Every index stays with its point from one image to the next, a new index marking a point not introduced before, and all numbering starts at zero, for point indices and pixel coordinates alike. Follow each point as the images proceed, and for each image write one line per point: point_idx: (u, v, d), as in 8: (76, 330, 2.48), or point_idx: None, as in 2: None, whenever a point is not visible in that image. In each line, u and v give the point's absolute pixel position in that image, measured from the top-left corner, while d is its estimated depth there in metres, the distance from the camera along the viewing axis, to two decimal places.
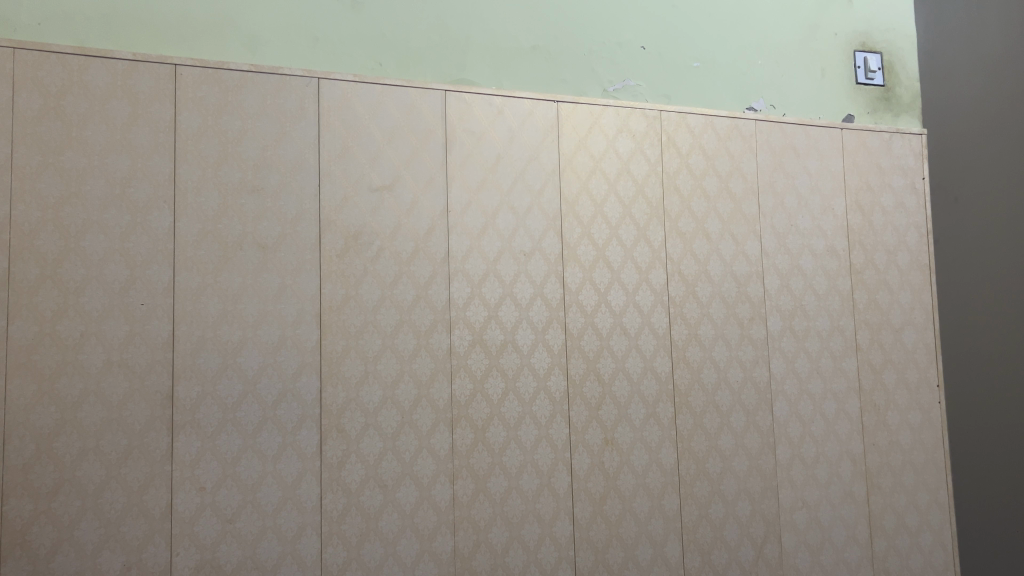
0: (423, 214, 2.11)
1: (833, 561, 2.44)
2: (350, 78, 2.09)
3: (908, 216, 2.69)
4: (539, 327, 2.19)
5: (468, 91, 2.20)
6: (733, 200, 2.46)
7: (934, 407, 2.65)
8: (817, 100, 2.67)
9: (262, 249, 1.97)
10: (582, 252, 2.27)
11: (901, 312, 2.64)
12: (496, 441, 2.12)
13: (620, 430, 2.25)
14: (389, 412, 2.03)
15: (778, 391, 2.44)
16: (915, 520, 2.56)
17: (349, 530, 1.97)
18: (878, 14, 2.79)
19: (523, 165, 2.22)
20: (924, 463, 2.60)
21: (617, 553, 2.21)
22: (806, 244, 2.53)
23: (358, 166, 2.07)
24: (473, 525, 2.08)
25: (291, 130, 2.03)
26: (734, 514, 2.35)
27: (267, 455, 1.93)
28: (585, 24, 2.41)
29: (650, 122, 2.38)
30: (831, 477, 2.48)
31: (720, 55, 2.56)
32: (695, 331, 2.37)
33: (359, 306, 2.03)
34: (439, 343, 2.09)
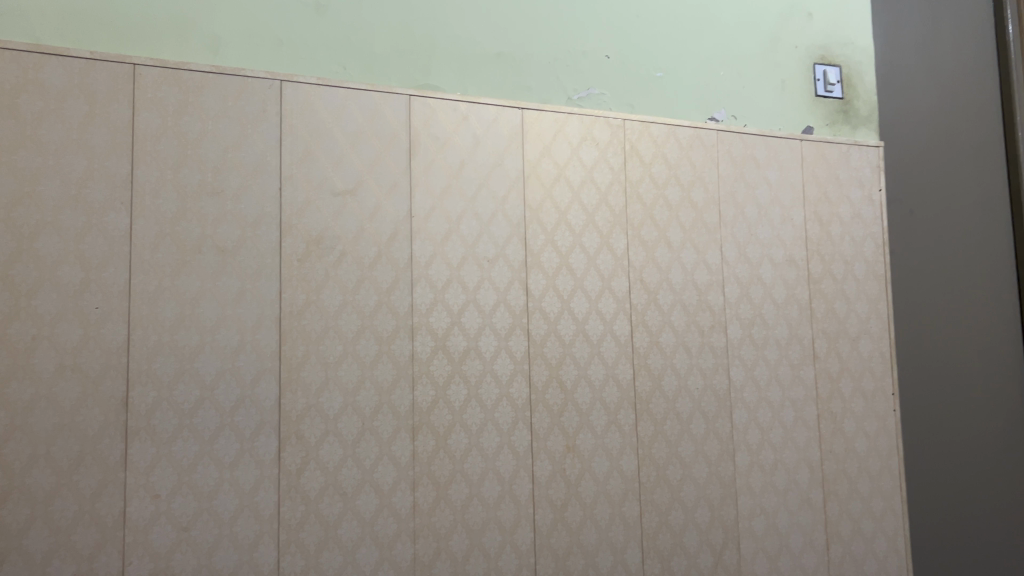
0: (386, 219, 2.10)
1: (791, 567, 2.47)
2: (314, 81, 2.07)
3: (865, 227, 2.74)
4: (502, 333, 2.19)
5: (434, 95, 2.19)
6: (695, 210, 2.48)
7: (889, 415, 2.69)
8: (777, 111, 2.70)
9: (221, 252, 1.94)
10: (545, 259, 2.27)
11: (858, 321, 2.69)
12: (458, 448, 2.11)
13: (581, 437, 2.25)
14: (350, 419, 2.01)
15: (737, 398, 2.47)
16: (870, 527, 2.60)
17: (307, 538, 1.94)
18: (839, 27, 2.84)
19: (488, 171, 2.22)
20: (879, 470, 2.65)
21: (577, 560, 2.21)
22: (764, 254, 2.57)
23: (321, 169, 2.05)
24: (433, 533, 2.06)
25: (252, 133, 2.00)
26: (694, 520, 2.36)
27: (224, 463, 1.90)
28: (551, 30, 2.42)
29: (614, 130, 2.40)
30: (789, 485, 2.50)
31: (683, 65, 2.58)
32: (656, 339, 2.38)
33: (320, 311, 2.01)
34: (402, 349, 2.08)
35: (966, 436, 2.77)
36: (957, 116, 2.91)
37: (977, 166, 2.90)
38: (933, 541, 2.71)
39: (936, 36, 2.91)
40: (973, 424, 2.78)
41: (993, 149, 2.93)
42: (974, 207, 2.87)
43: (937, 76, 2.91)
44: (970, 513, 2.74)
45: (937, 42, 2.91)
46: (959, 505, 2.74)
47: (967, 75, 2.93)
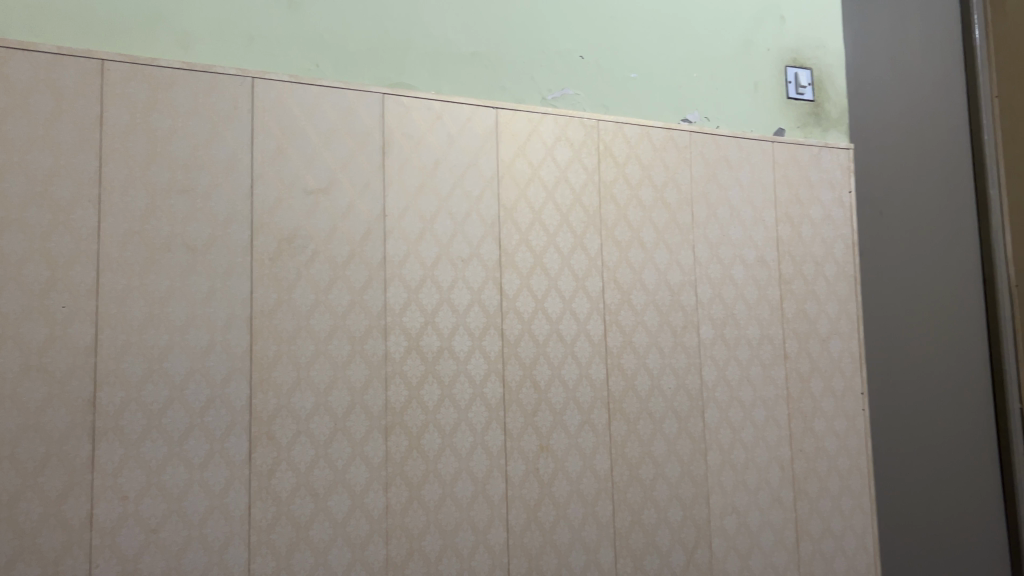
0: (360, 218, 2.09)
1: (762, 565, 2.49)
2: (286, 79, 2.05)
3: (835, 229, 2.77)
4: (476, 333, 2.19)
5: (408, 94, 2.18)
6: (668, 211, 2.49)
7: (859, 414, 2.72)
8: (749, 113, 2.72)
9: (191, 250, 1.92)
10: (520, 259, 2.27)
11: (828, 322, 2.71)
12: (432, 448, 2.10)
13: (554, 437, 2.25)
14: (322, 420, 2.00)
15: (709, 398, 2.48)
16: (840, 525, 2.63)
17: (279, 540, 1.93)
18: (811, 30, 2.86)
19: (462, 171, 2.22)
20: (848, 469, 2.67)
21: (550, 560, 2.21)
22: (736, 254, 2.58)
23: (293, 167, 2.03)
24: (406, 533, 2.05)
25: (223, 131, 1.98)
26: (667, 519, 2.37)
27: (194, 464, 1.87)
28: (527, 30, 2.41)
29: (588, 131, 2.40)
30: (760, 483, 2.52)
31: (656, 67, 2.59)
32: (629, 338, 2.39)
33: (291, 311, 1.99)
34: (375, 349, 2.07)
35: (928, 429, 2.90)
36: (927, 130, 3.04)
37: (944, 180, 3.04)
38: (901, 531, 2.81)
39: (905, 51, 3.04)
40: (935, 417, 2.92)
41: (959, 163, 3.07)
42: (941, 219, 3.01)
43: (909, 91, 3.03)
44: (931, 503, 2.87)
45: (908, 58, 3.04)
46: (922, 497, 2.85)
47: (936, 92, 3.07)
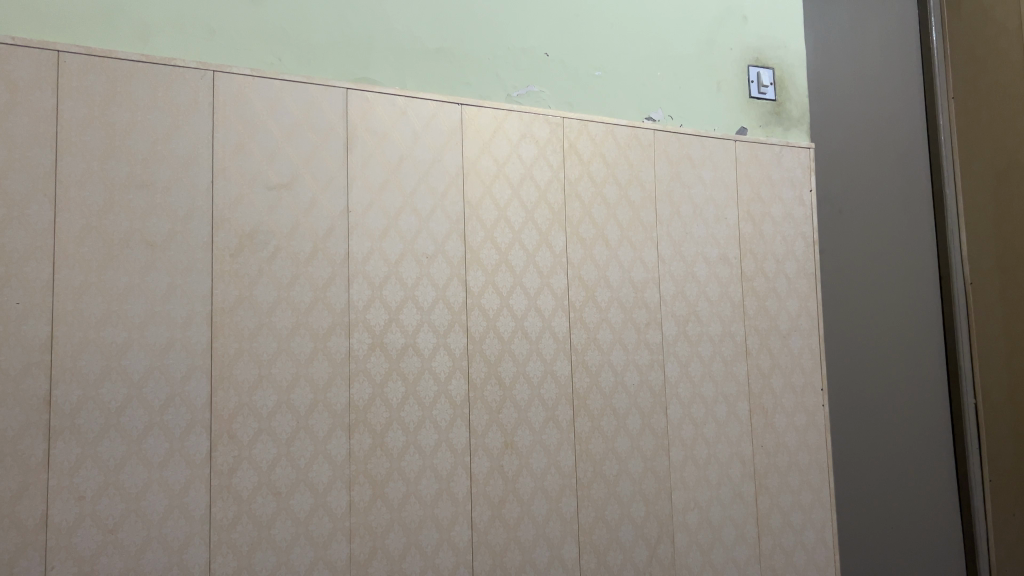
0: (323, 214, 2.07)
1: (723, 559, 2.52)
2: (247, 72, 2.02)
3: (796, 227, 2.81)
4: (440, 330, 2.18)
5: (372, 90, 2.16)
6: (632, 208, 2.51)
7: (818, 410, 2.76)
8: (712, 112, 2.74)
9: (150, 246, 1.89)
10: (485, 255, 2.26)
11: (788, 318, 2.75)
12: (395, 446, 2.09)
13: (519, 433, 2.25)
14: (284, 418, 1.98)
15: (672, 394, 2.50)
16: (800, 519, 2.67)
17: (240, 539, 1.90)
18: (773, 30, 2.89)
19: (427, 167, 2.21)
20: (808, 463, 2.71)
21: (514, 556, 2.21)
22: (699, 252, 2.61)
23: (254, 162, 2.01)
24: (369, 531, 2.04)
25: (183, 124, 1.95)
26: (630, 515, 2.39)
27: (153, 463, 1.84)
28: (492, 26, 2.41)
29: (553, 128, 2.41)
30: (721, 478, 2.55)
31: (621, 65, 2.61)
32: (594, 335, 2.40)
33: (253, 307, 1.97)
34: (338, 347, 2.05)
35: (882, 418, 3.04)
36: (888, 137, 3.16)
37: (903, 184, 3.17)
38: (853, 521, 2.95)
39: (865, 52, 3.15)
40: (888, 406, 3.05)
41: (918, 169, 3.20)
42: (901, 222, 3.14)
43: (870, 98, 3.14)
44: (883, 493, 3.00)
45: (870, 67, 3.14)
46: (875, 487, 2.99)
47: (895, 92, 3.19)
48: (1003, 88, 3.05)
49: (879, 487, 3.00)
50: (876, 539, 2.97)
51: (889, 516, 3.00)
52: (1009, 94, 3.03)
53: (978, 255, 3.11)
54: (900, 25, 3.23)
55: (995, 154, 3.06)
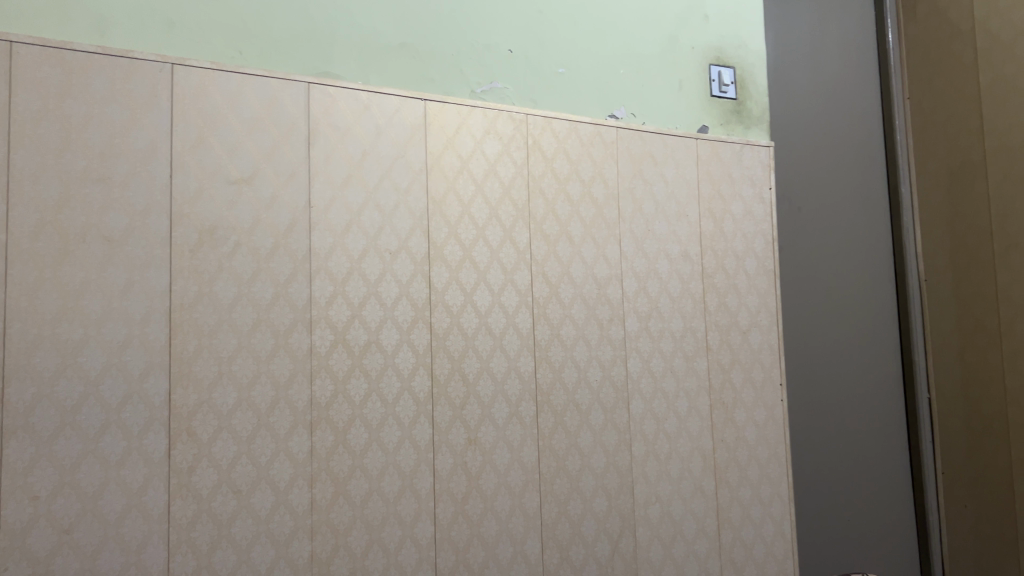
0: (284, 210, 2.05)
1: (684, 553, 2.55)
2: (207, 65, 2.00)
3: (756, 224, 2.84)
4: (404, 327, 2.17)
5: (335, 84, 2.15)
6: (595, 205, 2.52)
7: (777, 404, 2.80)
8: (674, 111, 2.77)
9: (107, 241, 1.85)
10: (449, 252, 2.26)
11: (748, 314, 2.78)
12: (358, 443, 2.08)
13: (482, 430, 2.25)
14: (244, 415, 1.96)
15: (634, 389, 2.52)
16: (759, 512, 2.71)
17: (200, 538, 1.88)
18: (734, 29, 2.92)
19: (390, 163, 2.20)
20: (767, 457, 2.75)
21: (477, 553, 2.21)
22: (661, 249, 2.63)
23: (214, 157, 1.98)
24: (332, 528, 2.03)
25: (142, 118, 1.92)
26: (593, 510, 2.41)
27: (110, 461, 1.81)
28: (456, 22, 2.40)
29: (517, 125, 2.41)
30: (682, 473, 2.58)
31: (584, 63, 2.62)
32: (557, 331, 2.41)
33: (213, 303, 1.95)
34: (300, 343, 2.03)
35: (838, 413, 3.10)
36: (846, 136, 3.22)
37: (861, 184, 3.23)
38: (810, 513, 3.00)
39: (823, 52, 3.20)
40: (845, 402, 3.11)
41: (875, 168, 3.27)
42: (858, 220, 3.21)
43: (829, 100, 3.19)
44: (839, 487, 3.07)
45: (829, 69, 3.19)
46: (831, 481, 3.05)
47: (852, 92, 3.25)
48: (955, 89, 3.12)
49: (836, 481, 3.06)
50: (832, 531, 3.04)
51: (845, 507, 3.07)
52: (961, 94, 3.11)
53: (932, 251, 3.19)
54: (858, 26, 3.28)
55: (948, 153, 3.14)
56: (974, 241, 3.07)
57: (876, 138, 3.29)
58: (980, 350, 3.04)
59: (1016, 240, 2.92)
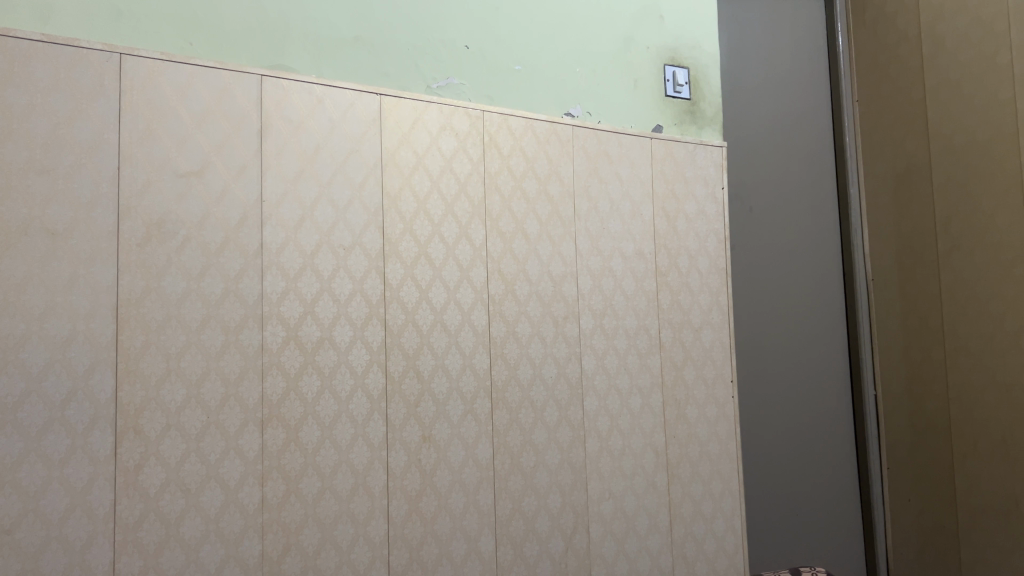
0: (234, 204, 2.01)
1: (637, 548, 2.57)
2: (156, 55, 1.96)
3: (708, 223, 2.88)
4: (358, 323, 2.15)
5: (288, 77, 2.12)
6: (551, 203, 2.53)
7: (729, 401, 2.84)
8: (629, 110, 2.78)
9: (50, 235, 1.81)
10: (403, 248, 2.25)
11: (700, 313, 2.82)
12: (310, 441, 2.06)
13: (437, 427, 2.25)
14: (193, 413, 1.92)
15: (588, 386, 2.54)
16: (711, 508, 2.74)
17: (147, 537, 1.85)
18: (689, 30, 2.95)
19: (344, 157, 2.17)
20: (718, 453, 2.79)
21: (430, 550, 2.21)
22: (616, 247, 2.65)
23: (163, 150, 1.94)
24: (283, 527, 2.00)
25: (87, 108, 1.87)
26: (546, 506, 2.41)
27: (53, 460, 1.77)
28: (411, 17, 2.39)
29: (472, 121, 2.41)
30: (635, 469, 2.60)
31: (540, 60, 2.62)
32: (512, 328, 2.41)
33: (161, 299, 1.91)
34: (250, 340, 2.01)
35: (787, 408, 3.17)
36: (796, 137, 3.31)
37: (809, 189, 3.32)
38: (758, 508, 3.07)
39: (774, 54, 3.29)
40: (794, 396, 3.19)
41: (823, 172, 3.37)
42: (807, 219, 3.30)
43: (778, 107, 3.27)
44: (787, 481, 3.14)
45: (779, 74, 3.28)
46: (779, 475, 3.12)
47: (802, 95, 3.34)
48: (903, 93, 3.19)
49: (783, 475, 3.13)
50: (778, 525, 3.10)
51: (792, 501, 3.14)
52: (909, 98, 3.18)
53: (879, 252, 3.28)
54: (805, 34, 3.37)
55: (895, 155, 3.22)
56: (919, 242, 3.14)
57: (824, 143, 3.38)
58: (924, 348, 3.11)
59: (957, 240, 2.98)
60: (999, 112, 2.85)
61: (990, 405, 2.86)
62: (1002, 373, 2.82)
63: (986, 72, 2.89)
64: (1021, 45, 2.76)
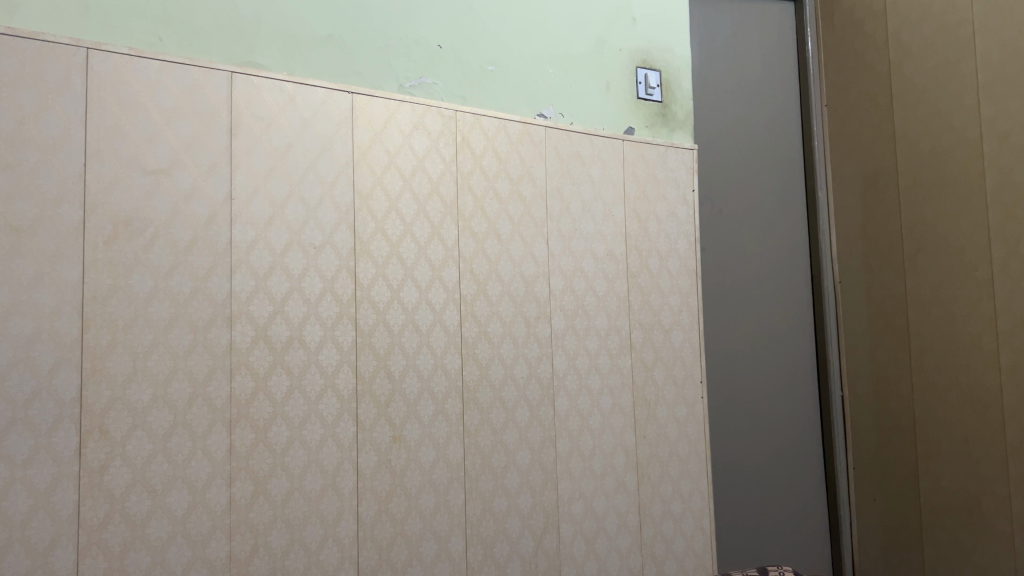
0: (204, 201, 1.99)
1: (606, 548, 2.58)
2: (124, 51, 1.93)
3: (678, 225, 2.90)
4: (328, 323, 2.14)
5: (258, 74, 2.10)
6: (523, 203, 2.53)
7: (698, 401, 2.86)
8: (601, 113, 2.80)
9: (14, 232, 1.78)
10: (375, 247, 2.24)
11: (670, 313, 2.84)
12: (279, 441, 2.04)
13: (407, 427, 2.24)
14: (160, 413, 1.90)
15: (559, 386, 2.54)
16: (680, 508, 2.76)
17: (112, 539, 1.82)
18: (661, 34, 2.97)
19: (315, 156, 2.16)
20: (688, 453, 2.81)
21: (400, 551, 2.20)
22: (587, 248, 2.66)
23: (131, 146, 1.92)
24: (251, 529, 1.98)
25: (54, 103, 1.84)
26: (517, 507, 2.42)
27: (16, 461, 1.74)
28: (384, 16, 2.38)
29: (445, 121, 2.40)
30: (605, 469, 2.61)
31: (513, 60, 2.62)
32: (484, 328, 2.41)
33: (127, 297, 1.88)
34: (219, 339, 1.99)
35: (755, 408, 3.21)
36: (766, 141, 3.35)
37: (778, 192, 3.36)
38: (726, 507, 3.10)
39: (744, 59, 3.34)
40: (762, 397, 3.23)
41: (792, 176, 3.41)
42: (776, 222, 3.34)
43: (747, 111, 3.32)
44: (755, 480, 3.18)
45: (749, 79, 3.33)
46: (747, 475, 3.16)
47: (772, 99, 3.39)
48: (870, 98, 3.24)
49: (751, 475, 3.17)
50: (745, 524, 3.14)
51: (760, 501, 3.18)
52: (875, 102, 3.22)
53: (847, 254, 3.33)
54: (775, 39, 3.42)
55: (863, 159, 3.27)
56: (885, 245, 3.19)
57: (793, 147, 3.43)
58: (890, 349, 3.16)
59: (923, 244, 3.03)
60: (963, 119, 2.90)
61: (953, 406, 2.91)
62: (965, 375, 2.87)
63: (951, 79, 2.94)
64: (986, 52, 2.82)
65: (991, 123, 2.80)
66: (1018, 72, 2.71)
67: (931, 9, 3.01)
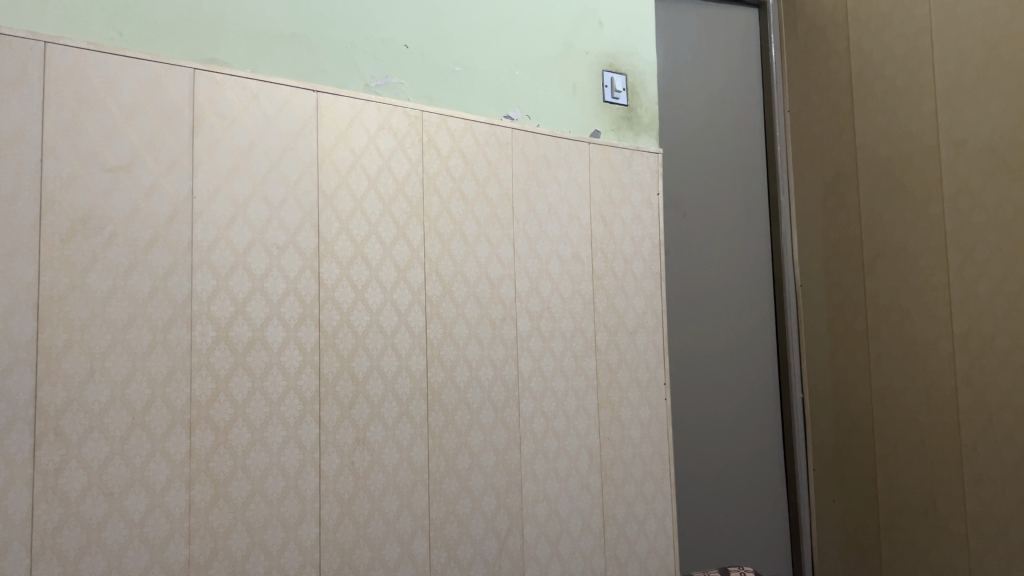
0: (164, 200, 1.96)
1: (570, 550, 2.59)
2: (84, 45, 1.89)
3: (643, 228, 2.92)
4: (291, 324, 2.12)
5: (221, 71, 2.07)
6: (490, 205, 2.53)
7: (661, 403, 2.89)
8: (567, 115, 2.81)
9: None
10: (339, 248, 2.22)
11: (635, 315, 2.85)
12: (240, 443, 2.02)
13: (371, 429, 2.23)
14: (118, 414, 1.87)
15: (524, 388, 2.55)
16: (643, 509, 2.78)
17: (66, 543, 1.78)
18: (627, 38, 2.99)
19: (279, 154, 2.14)
20: (651, 455, 2.83)
21: (363, 553, 2.18)
22: (553, 249, 2.67)
23: (90, 142, 1.88)
24: (210, 532, 1.95)
25: (9, 98, 1.80)
26: (480, 508, 2.41)
27: None
28: (350, 14, 2.36)
29: (411, 121, 2.39)
30: (569, 470, 2.62)
31: (480, 61, 2.62)
32: (449, 330, 2.40)
33: (84, 297, 1.85)
34: (178, 340, 1.95)
35: (718, 411, 3.24)
36: (730, 146, 3.39)
37: (742, 196, 3.40)
38: (688, 508, 3.12)
39: (709, 64, 3.37)
40: (725, 399, 3.26)
41: (755, 181, 3.45)
42: (739, 226, 3.38)
43: (711, 117, 3.35)
44: (717, 482, 3.21)
45: (713, 84, 3.37)
46: (709, 476, 3.19)
47: (736, 105, 3.43)
48: (832, 104, 3.29)
49: (713, 476, 3.20)
50: (707, 525, 3.16)
51: (722, 502, 3.21)
52: (837, 109, 3.27)
53: (808, 258, 3.38)
54: (738, 46, 3.47)
55: (824, 165, 3.32)
56: (845, 249, 3.24)
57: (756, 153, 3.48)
58: (849, 353, 3.21)
59: (882, 248, 3.08)
60: (921, 125, 2.95)
61: (911, 408, 2.96)
62: (922, 377, 2.92)
63: (908, 87, 3.00)
64: (943, 61, 2.87)
65: (948, 131, 2.85)
66: (973, 80, 2.77)
67: (890, 18, 3.07)
